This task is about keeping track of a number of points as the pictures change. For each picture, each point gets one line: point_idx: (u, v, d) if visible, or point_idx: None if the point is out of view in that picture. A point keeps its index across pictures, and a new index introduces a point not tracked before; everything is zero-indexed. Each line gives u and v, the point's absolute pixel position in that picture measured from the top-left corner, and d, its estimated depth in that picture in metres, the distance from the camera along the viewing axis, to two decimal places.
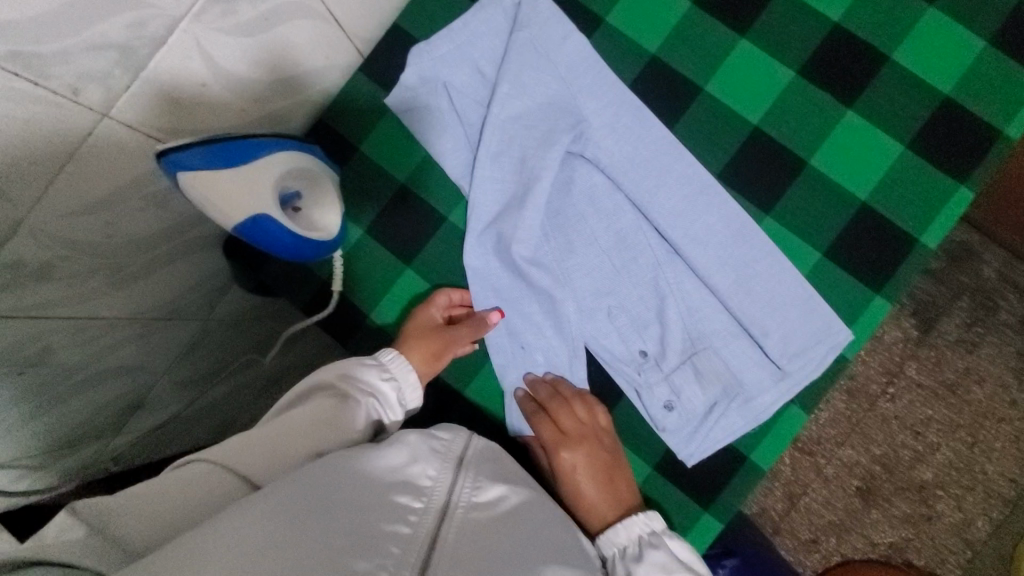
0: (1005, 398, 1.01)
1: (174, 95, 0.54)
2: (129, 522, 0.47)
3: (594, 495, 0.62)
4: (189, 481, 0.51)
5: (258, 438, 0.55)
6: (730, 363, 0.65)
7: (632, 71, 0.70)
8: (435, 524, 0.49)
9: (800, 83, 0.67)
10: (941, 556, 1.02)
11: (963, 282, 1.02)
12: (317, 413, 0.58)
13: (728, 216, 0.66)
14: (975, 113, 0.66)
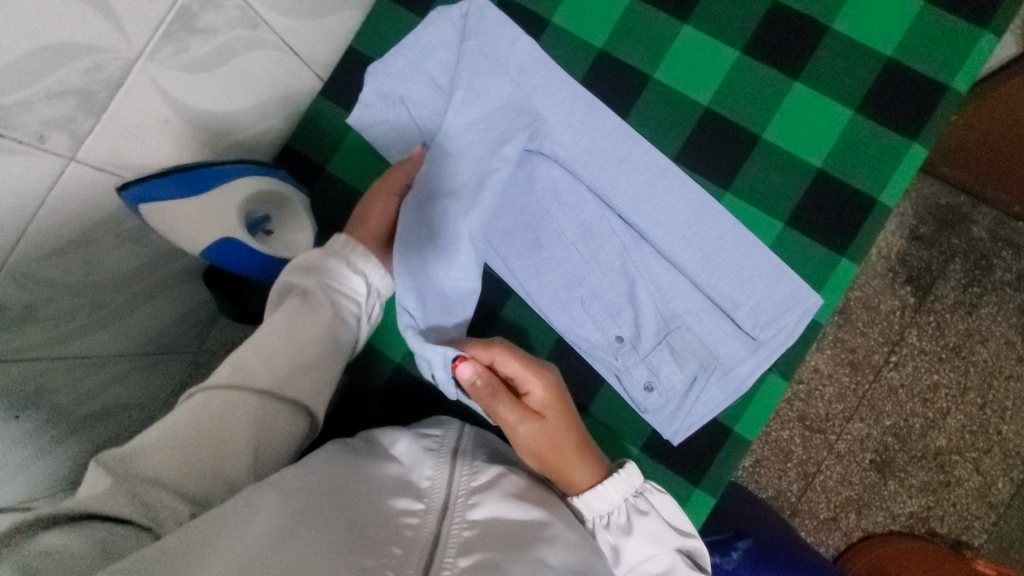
0: (1011, 355, 1.02)
1: (139, 132, 0.57)
2: (154, 471, 0.53)
3: (571, 467, 0.62)
4: (195, 408, 0.57)
5: (241, 360, 0.61)
6: (705, 338, 0.66)
7: (581, 67, 0.72)
8: (438, 520, 0.51)
9: (744, 60, 0.69)
10: (966, 522, 1.02)
11: (956, 244, 1.03)
12: (283, 317, 0.63)
13: (689, 197, 0.67)
14: (920, 71, 0.67)
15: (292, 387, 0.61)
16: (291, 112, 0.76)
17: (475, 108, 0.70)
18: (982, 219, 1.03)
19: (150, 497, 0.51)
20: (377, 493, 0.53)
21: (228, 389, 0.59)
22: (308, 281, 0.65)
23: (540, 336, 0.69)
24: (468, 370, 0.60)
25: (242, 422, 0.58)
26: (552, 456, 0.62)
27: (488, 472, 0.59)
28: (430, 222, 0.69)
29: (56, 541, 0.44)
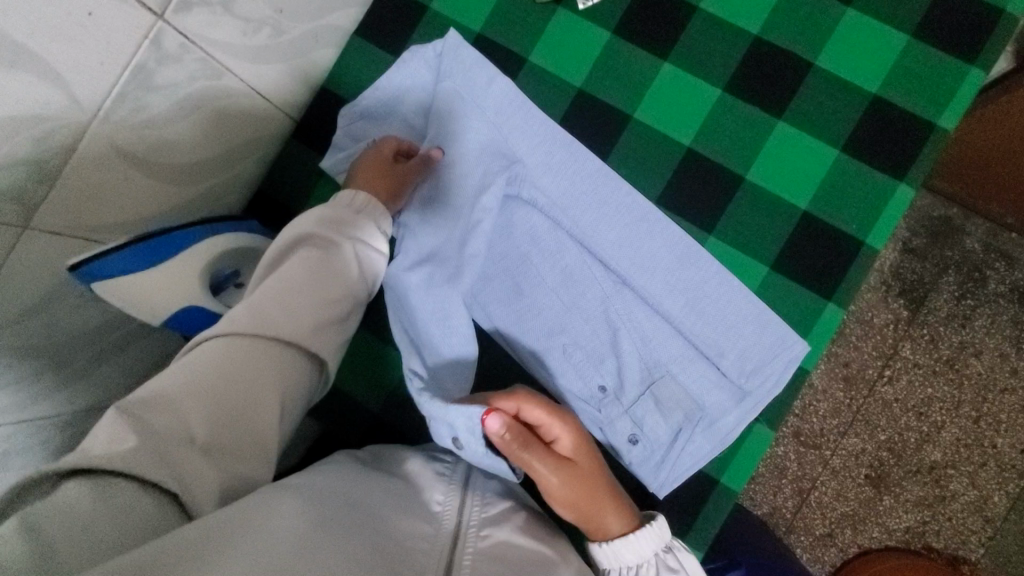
0: (1006, 367, 0.93)
1: (99, 193, 0.55)
2: (181, 417, 0.49)
3: (602, 513, 0.58)
4: (221, 353, 0.53)
5: (263, 306, 0.57)
6: (690, 387, 0.65)
7: (560, 106, 0.70)
8: (451, 546, 0.50)
9: (726, 99, 0.67)
10: (962, 537, 0.93)
11: (948, 257, 0.94)
12: (308, 270, 0.59)
13: (671, 241, 0.66)
14: (906, 109, 0.65)
15: (317, 343, 0.58)
16: (263, 154, 0.74)
17: (452, 155, 0.68)
18: (975, 229, 0.94)
19: (176, 454, 0.47)
20: (392, 511, 0.51)
21: (256, 336, 0.55)
22: (336, 238, 0.62)
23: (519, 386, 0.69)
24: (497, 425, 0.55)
25: (271, 374, 0.55)
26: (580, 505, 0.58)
27: (497, 505, 0.58)
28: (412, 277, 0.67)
29: (74, 498, 0.43)
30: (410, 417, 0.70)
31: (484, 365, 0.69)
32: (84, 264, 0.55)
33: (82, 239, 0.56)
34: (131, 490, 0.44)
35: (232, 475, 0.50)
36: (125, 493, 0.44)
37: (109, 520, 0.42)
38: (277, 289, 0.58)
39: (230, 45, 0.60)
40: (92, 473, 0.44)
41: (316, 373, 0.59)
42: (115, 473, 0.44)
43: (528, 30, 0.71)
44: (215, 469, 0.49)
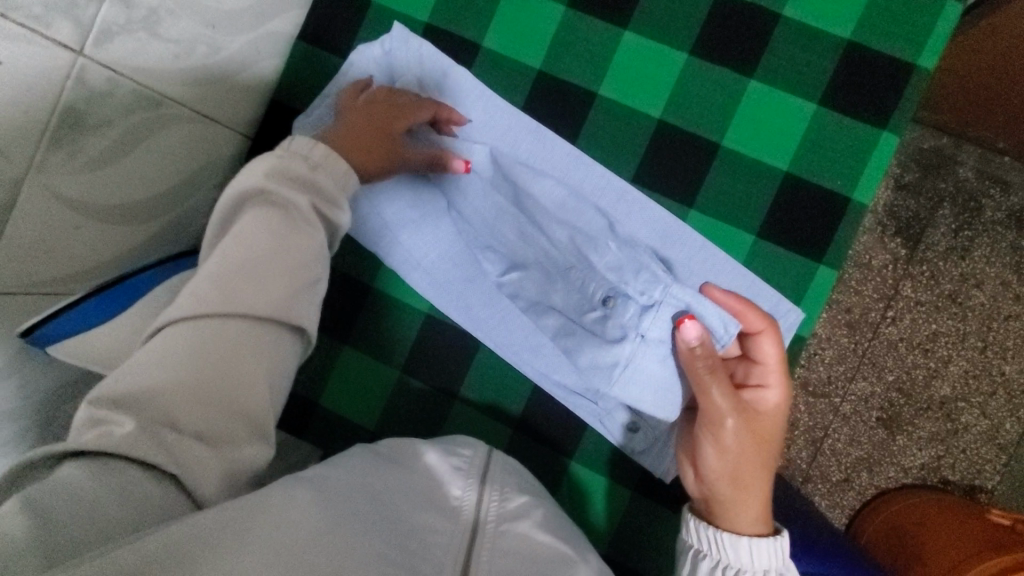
0: (1009, 294, 0.87)
1: (49, 247, 0.52)
2: (162, 407, 0.43)
3: (749, 489, 0.54)
4: (191, 341, 0.45)
5: (228, 282, 0.47)
6: None
7: (520, 91, 0.66)
8: (468, 544, 0.47)
9: (694, 63, 0.64)
10: (977, 467, 0.88)
11: (941, 189, 0.86)
12: (270, 239, 0.48)
13: (651, 219, 0.64)
14: (883, 52, 0.62)
15: (296, 312, 0.49)
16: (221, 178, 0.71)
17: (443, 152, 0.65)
18: (967, 156, 0.86)
19: (166, 445, 0.43)
20: (413, 511, 0.48)
21: (227, 320, 0.46)
22: (295, 198, 0.50)
23: (514, 387, 0.67)
24: (696, 332, 0.57)
25: (252, 355, 0.46)
26: (745, 470, 0.54)
27: (517, 498, 0.54)
28: (418, 277, 0.67)
29: (70, 477, 0.40)
30: (407, 429, 0.68)
31: (476, 368, 0.68)
32: (37, 327, 0.52)
33: (40, 296, 0.54)
34: (132, 471, 0.42)
35: (230, 463, 0.45)
36: (126, 476, 0.41)
37: (114, 499, 0.40)
38: (240, 257, 0.48)
39: (162, 70, 0.56)
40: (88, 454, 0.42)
41: (299, 343, 0.51)
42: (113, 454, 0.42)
43: (477, 15, 0.67)
44: (218, 458, 0.44)
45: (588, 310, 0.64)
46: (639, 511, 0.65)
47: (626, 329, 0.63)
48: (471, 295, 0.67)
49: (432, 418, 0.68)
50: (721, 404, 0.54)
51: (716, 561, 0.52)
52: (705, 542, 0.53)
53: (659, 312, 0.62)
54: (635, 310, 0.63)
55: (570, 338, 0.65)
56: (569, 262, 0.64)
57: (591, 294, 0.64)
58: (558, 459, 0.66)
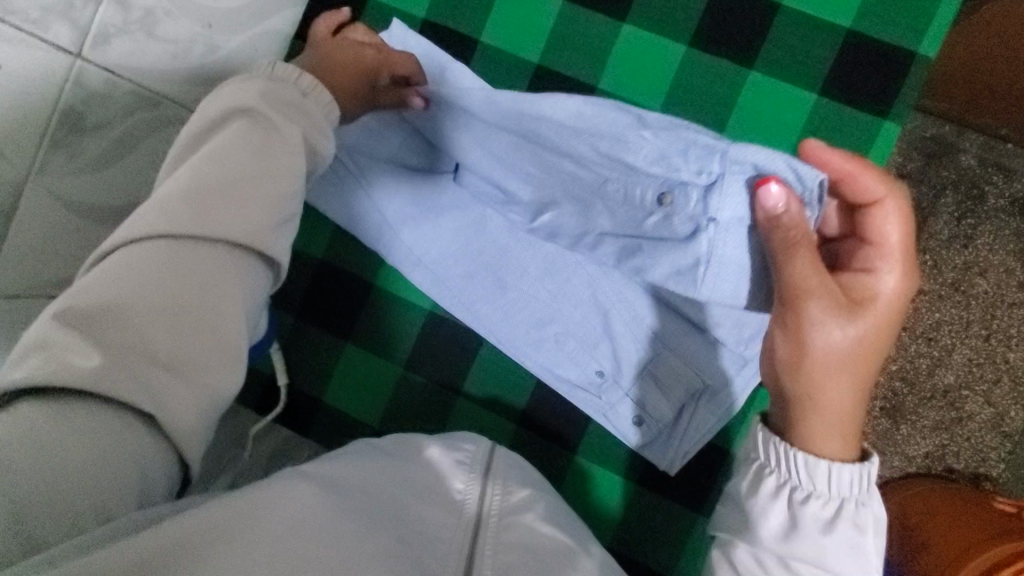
0: (1013, 281, 0.86)
1: (53, 251, 0.53)
2: (131, 324, 0.39)
3: (832, 386, 0.50)
4: (162, 258, 0.41)
5: (201, 201, 0.43)
6: (688, 361, 0.63)
7: (518, 86, 0.66)
8: (471, 539, 0.46)
9: (693, 55, 0.63)
10: (982, 455, 0.88)
11: (944, 177, 0.85)
12: (248, 154, 0.44)
13: None
14: (884, 41, 0.62)
15: (274, 243, 0.45)
16: None
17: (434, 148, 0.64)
18: (970, 144, 0.85)
19: (130, 382, 0.38)
20: (419, 507, 0.48)
21: (202, 241, 0.43)
22: (281, 120, 0.47)
23: (517, 382, 0.67)
24: (781, 197, 0.46)
25: (226, 280, 0.42)
26: (830, 362, 0.50)
27: (519, 492, 0.54)
28: (416, 274, 0.67)
29: (27, 421, 0.35)
30: (412, 426, 0.69)
31: (479, 364, 0.68)
32: (38, 334, 0.49)
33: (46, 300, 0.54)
34: (101, 414, 0.37)
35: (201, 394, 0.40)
36: (90, 417, 0.37)
37: (81, 453, 0.36)
38: (217, 176, 0.44)
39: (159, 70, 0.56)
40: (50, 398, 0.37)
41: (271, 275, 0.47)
42: (78, 397, 0.37)
43: (474, 10, 0.67)
44: (185, 391, 0.39)
45: (645, 217, 0.54)
46: (643, 504, 0.65)
47: (694, 220, 0.52)
48: (473, 288, 0.67)
49: (436, 415, 0.68)
50: (815, 284, 0.48)
51: (785, 482, 0.48)
52: (774, 458, 0.49)
53: (723, 198, 0.50)
54: (699, 197, 0.51)
55: (635, 257, 0.57)
56: (601, 176, 0.55)
57: (642, 192, 0.53)
58: (562, 453, 0.67)
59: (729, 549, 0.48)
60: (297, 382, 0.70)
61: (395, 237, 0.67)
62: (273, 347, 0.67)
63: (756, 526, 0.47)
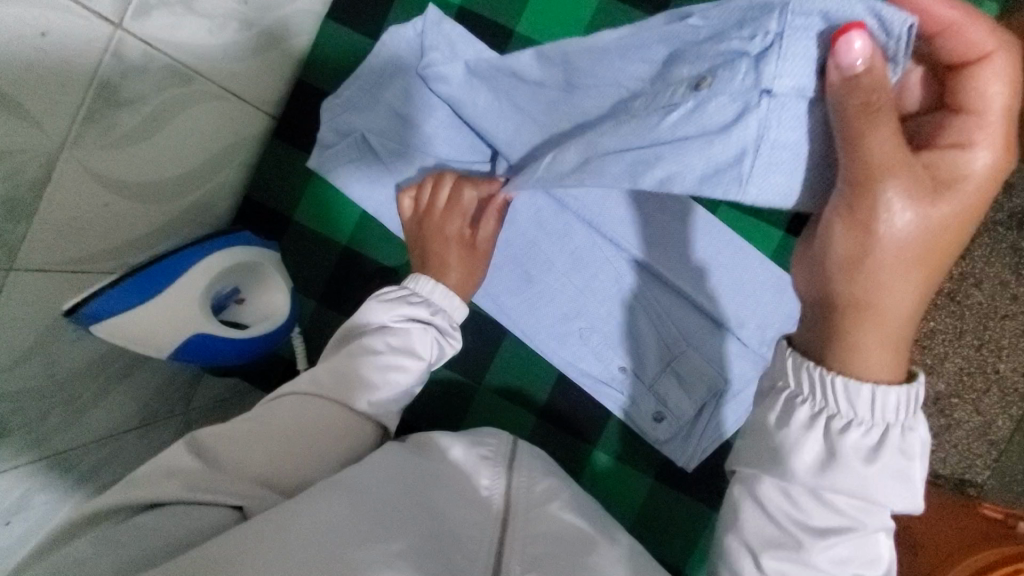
0: (1006, 294, 0.85)
1: (86, 226, 0.52)
2: (255, 441, 0.49)
3: (893, 291, 0.40)
4: (300, 403, 0.52)
5: (342, 370, 0.54)
6: (711, 361, 0.63)
7: None
8: (499, 538, 0.47)
9: None
10: (968, 461, 0.88)
11: None
12: (381, 385, 0.55)
13: (682, 211, 0.62)
14: None
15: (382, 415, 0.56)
16: (244, 158, 0.70)
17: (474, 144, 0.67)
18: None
19: (249, 473, 0.48)
20: (451, 506, 0.49)
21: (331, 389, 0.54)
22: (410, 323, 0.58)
23: (539, 375, 0.68)
24: (863, 52, 0.36)
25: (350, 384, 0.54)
26: (897, 260, 0.40)
27: (543, 483, 0.54)
28: None
29: (146, 520, 0.42)
30: (432, 414, 0.69)
31: (501, 355, 0.68)
32: (81, 306, 0.53)
33: (71, 274, 0.52)
34: (205, 508, 0.44)
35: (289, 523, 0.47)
36: (187, 511, 0.43)
37: (187, 529, 0.42)
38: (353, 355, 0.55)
39: (197, 46, 0.55)
40: (164, 505, 0.44)
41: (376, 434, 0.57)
42: (189, 500, 0.44)
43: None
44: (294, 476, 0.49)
45: (672, 112, 0.43)
46: (658, 498, 0.66)
47: (737, 104, 0.40)
48: (498, 280, 0.67)
49: (457, 404, 0.69)
50: (890, 164, 0.37)
51: (822, 408, 0.40)
52: (808, 386, 0.40)
53: (786, 60, 0.39)
54: (749, 69, 0.39)
55: (644, 174, 0.44)
56: (639, 88, 0.48)
57: (676, 91, 0.43)
58: (580, 446, 0.67)
59: (750, 486, 0.42)
60: None
61: None
62: (294, 333, 0.72)
63: (787, 460, 0.40)
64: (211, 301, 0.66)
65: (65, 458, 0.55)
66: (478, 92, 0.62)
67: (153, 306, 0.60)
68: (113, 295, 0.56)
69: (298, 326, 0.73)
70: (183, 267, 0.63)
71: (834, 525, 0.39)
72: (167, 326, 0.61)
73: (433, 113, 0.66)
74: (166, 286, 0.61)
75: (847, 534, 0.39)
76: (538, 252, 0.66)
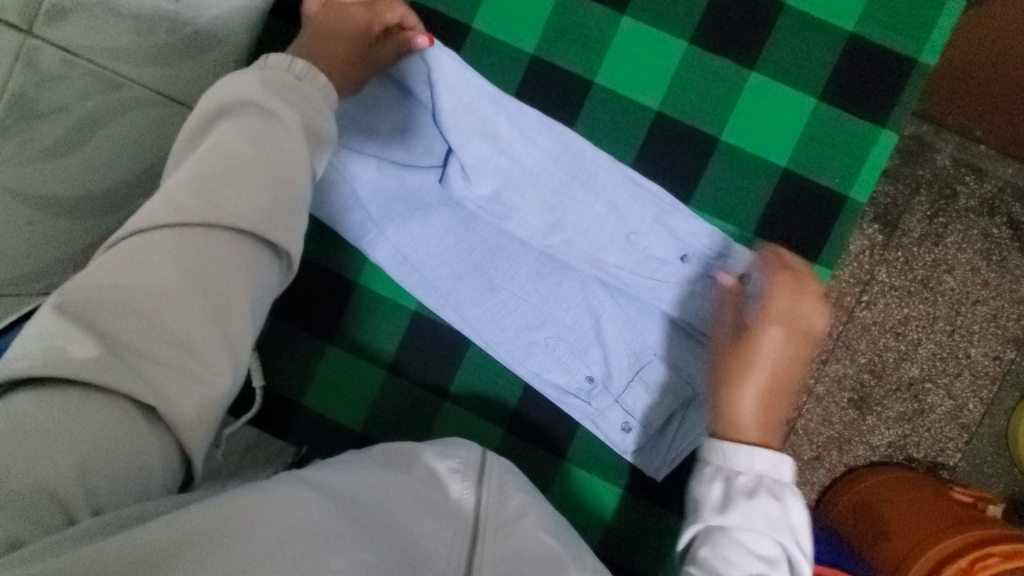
0: (978, 279, 0.84)
1: None
2: (132, 305, 0.39)
3: (748, 406, 0.53)
4: (170, 240, 0.42)
5: (206, 185, 0.43)
6: (678, 368, 0.62)
7: (513, 79, 0.63)
8: (469, 547, 0.43)
9: (694, 53, 0.61)
10: (941, 445, 0.86)
11: (920, 176, 0.84)
12: (249, 141, 0.45)
13: (646, 205, 0.61)
14: (884, 46, 0.60)
15: (274, 230, 0.44)
16: None
17: (419, 135, 0.61)
18: (945, 144, 0.84)
19: (137, 348, 0.39)
20: (418, 517, 0.45)
21: (200, 214, 0.42)
22: (287, 115, 0.46)
23: (506, 385, 0.66)
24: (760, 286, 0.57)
25: (221, 220, 0.42)
26: (758, 366, 0.54)
27: (515, 498, 0.51)
28: (401, 274, 0.64)
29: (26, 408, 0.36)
30: (396, 430, 0.66)
31: (467, 366, 0.66)
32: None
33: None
34: (99, 400, 0.37)
35: (201, 395, 0.40)
36: (81, 405, 0.37)
37: (78, 439, 0.36)
38: (216, 161, 0.43)
39: None
40: (45, 383, 0.37)
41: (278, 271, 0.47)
42: (82, 386, 0.37)
43: None
44: (177, 375, 0.39)
45: (663, 267, 0.62)
46: (631, 509, 0.65)
47: (705, 281, 0.61)
48: (457, 289, 0.64)
49: (421, 418, 0.66)
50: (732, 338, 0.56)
51: (719, 472, 0.51)
52: (709, 452, 0.52)
53: (736, 264, 0.61)
54: (711, 267, 0.61)
55: (649, 293, 0.62)
56: (635, 228, 0.61)
57: (668, 252, 0.61)
58: (550, 457, 0.66)
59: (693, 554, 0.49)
60: (274, 383, 0.67)
61: (378, 235, 0.63)
62: None
63: (701, 509, 0.50)
64: None
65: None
66: (468, 119, 0.60)
67: None
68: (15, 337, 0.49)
69: None
70: None
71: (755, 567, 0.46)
72: None
73: (386, 111, 0.61)
74: None
75: (772, 566, 0.47)
76: (501, 260, 0.64)
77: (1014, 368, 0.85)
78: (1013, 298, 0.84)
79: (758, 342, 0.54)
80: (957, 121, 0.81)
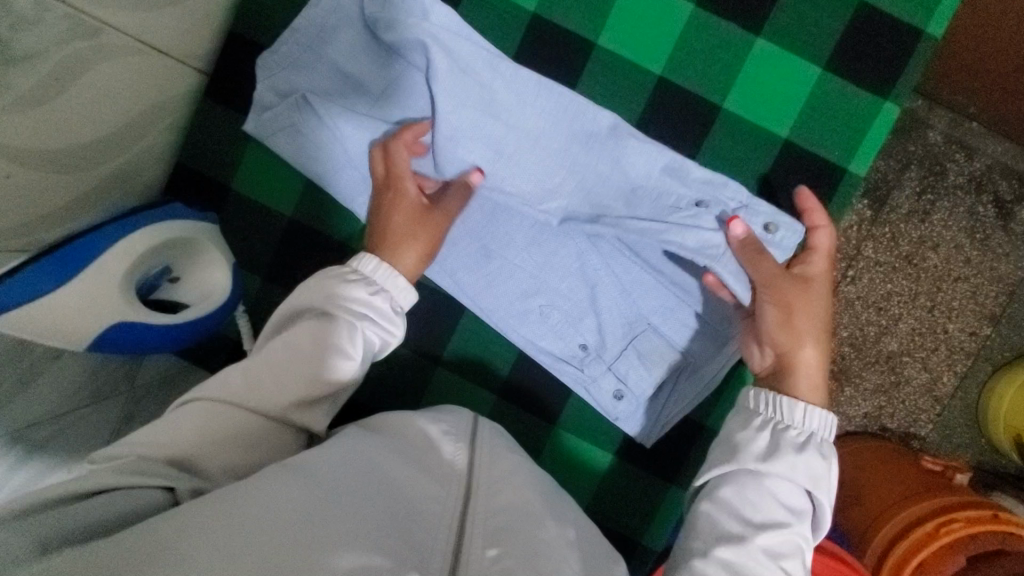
0: (961, 256, 0.81)
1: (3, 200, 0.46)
2: (189, 414, 0.47)
3: (803, 386, 0.52)
4: (244, 378, 0.49)
5: (282, 349, 0.50)
6: (672, 338, 0.62)
7: (512, 40, 0.61)
8: (462, 508, 0.43)
9: (700, 16, 0.59)
10: (914, 416, 0.84)
11: (910, 152, 0.80)
12: (318, 298, 0.53)
13: (653, 147, 0.57)
14: (891, 16, 0.59)
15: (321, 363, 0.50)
16: (174, 120, 0.63)
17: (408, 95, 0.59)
18: (938, 121, 0.79)
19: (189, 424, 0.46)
20: (412, 480, 0.43)
21: (269, 356, 0.50)
22: (346, 297, 0.52)
23: (499, 352, 0.67)
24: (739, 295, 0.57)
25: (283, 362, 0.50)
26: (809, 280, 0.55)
27: (507, 456, 0.50)
28: None
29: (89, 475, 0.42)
30: (389, 393, 0.67)
31: (461, 331, 0.66)
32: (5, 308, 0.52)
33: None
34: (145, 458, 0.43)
35: (243, 439, 0.47)
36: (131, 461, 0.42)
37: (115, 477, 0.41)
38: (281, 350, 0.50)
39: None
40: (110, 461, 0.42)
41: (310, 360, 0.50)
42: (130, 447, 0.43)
43: None
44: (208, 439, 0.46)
45: (677, 211, 0.57)
46: (621, 474, 0.67)
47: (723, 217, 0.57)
48: (452, 254, 0.63)
49: (414, 384, 0.67)
50: (773, 269, 0.53)
51: (770, 420, 0.51)
52: (760, 402, 0.52)
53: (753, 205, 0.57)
54: (732, 203, 0.57)
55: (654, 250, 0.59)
56: (642, 177, 0.58)
57: (679, 200, 0.57)
58: (543, 423, 0.67)
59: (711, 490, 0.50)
60: None
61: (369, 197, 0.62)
62: (239, 311, 0.66)
63: (742, 454, 0.49)
64: (137, 281, 0.59)
65: (17, 436, 0.48)
66: (463, 87, 0.57)
67: (74, 288, 0.54)
68: (33, 272, 0.52)
69: (244, 305, 0.68)
70: (109, 243, 0.56)
71: (776, 520, 0.47)
72: (88, 311, 0.54)
73: (378, 71, 0.59)
74: (89, 261, 0.55)
75: (729, 542, 0.46)
76: (497, 225, 0.63)
77: (989, 344, 0.83)
78: (993, 277, 0.81)
79: (808, 284, 0.55)
80: (953, 97, 0.77)
